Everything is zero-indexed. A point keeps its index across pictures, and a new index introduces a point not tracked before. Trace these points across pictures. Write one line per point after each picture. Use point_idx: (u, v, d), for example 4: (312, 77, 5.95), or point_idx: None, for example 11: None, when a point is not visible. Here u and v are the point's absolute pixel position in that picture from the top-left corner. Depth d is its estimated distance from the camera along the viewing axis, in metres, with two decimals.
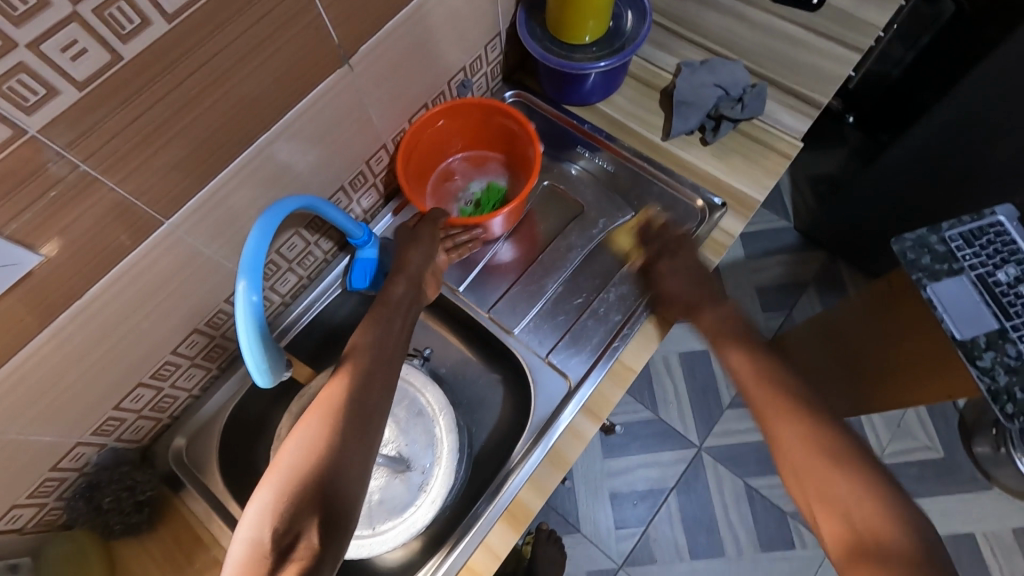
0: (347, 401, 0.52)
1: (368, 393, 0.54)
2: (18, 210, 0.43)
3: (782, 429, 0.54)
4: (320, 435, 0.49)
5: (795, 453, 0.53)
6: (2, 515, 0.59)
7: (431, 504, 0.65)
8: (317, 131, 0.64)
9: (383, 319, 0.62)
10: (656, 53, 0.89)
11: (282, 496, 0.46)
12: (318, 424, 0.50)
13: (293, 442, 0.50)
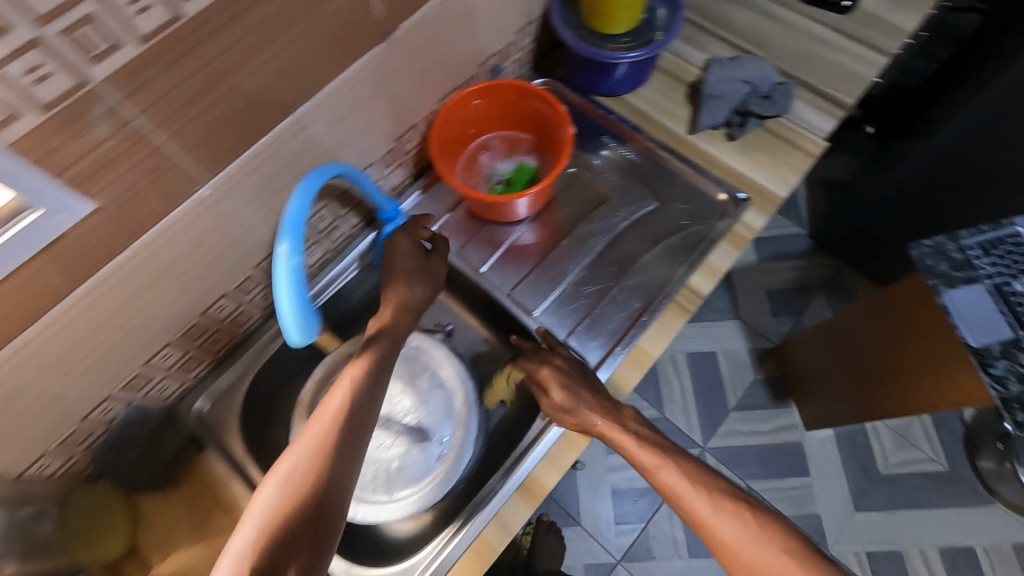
0: (337, 435, 0.53)
1: (358, 425, 0.55)
2: (77, 158, 0.44)
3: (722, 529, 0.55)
4: (307, 471, 0.51)
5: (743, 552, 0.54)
6: (33, 461, 0.60)
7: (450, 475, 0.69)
8: (353, 105, 0.65)
9: (377, 347, 0.63)
10: (684, 48, 0.90)
11: (264, 528, 0.47)
12: (305, 458, 0.51)
13: (280, 476, 0.51)
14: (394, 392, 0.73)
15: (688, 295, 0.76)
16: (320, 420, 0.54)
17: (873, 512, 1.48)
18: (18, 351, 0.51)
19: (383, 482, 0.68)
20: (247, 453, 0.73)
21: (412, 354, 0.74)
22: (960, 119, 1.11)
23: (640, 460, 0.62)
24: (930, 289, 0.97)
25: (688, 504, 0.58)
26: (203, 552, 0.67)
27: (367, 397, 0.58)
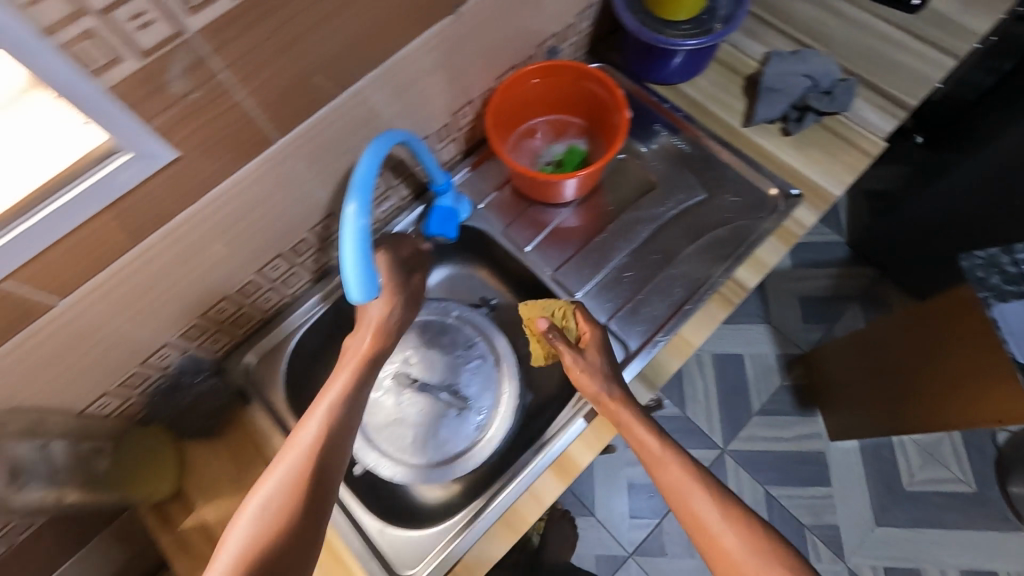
0: (312, 466, 0.55)
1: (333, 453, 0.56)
2: (166, 106, 0.46)
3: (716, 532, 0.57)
4: (281, 503, 0.53)
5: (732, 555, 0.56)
6: (94, 399, 0.63)
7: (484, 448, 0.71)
8: (416, 77, 0.66)
9: (358, 372, 0.62)
10: (744, 40, 0.89)
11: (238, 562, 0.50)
12: (282, 488, 0.53)
13: (255, 508, 0.53)
14: (433, 361, 0.76)
15: (733, 287, 0.75)
16: (295, 450, 0.55)
17: (894, 527, 1.46)
18: (94, 291, 0.53)
19: (417, 445, 0.71)
20: (290, 409, 0.75)
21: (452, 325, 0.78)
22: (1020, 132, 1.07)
23: (647, 452, 0.63)
24: (980, 301, 0.95)
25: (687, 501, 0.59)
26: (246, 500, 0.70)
27: (345, 425, 0.58)
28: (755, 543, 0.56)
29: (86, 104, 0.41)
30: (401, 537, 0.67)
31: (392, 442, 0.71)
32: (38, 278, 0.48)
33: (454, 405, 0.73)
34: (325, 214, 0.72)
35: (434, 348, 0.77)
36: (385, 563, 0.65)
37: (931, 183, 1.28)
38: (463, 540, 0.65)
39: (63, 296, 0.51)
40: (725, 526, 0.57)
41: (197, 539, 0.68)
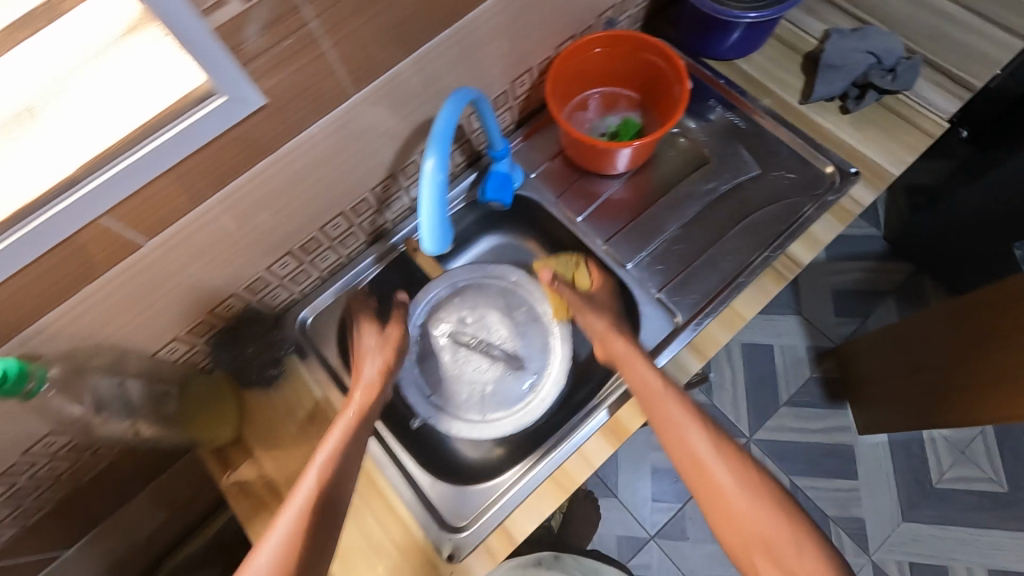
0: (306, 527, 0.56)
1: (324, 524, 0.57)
2: (261, 51, 0.48)
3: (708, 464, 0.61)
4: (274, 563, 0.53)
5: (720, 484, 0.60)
6: (165, 343, 0.66)
7: (538, 406, 0.74)
8: (481, 40, 0.67)
9: (350, 430, 0.63)
10: (803, 17, 0.88)
11: None
12: (271, 557, 0.54)
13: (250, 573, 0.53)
14: (490, 323, 0.79)
15: (786, 262, 0.76)
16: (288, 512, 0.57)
17: (921, 523, 1.44)
18: (178, 234, 0.56)
19: (477, 402, 0.75)
20: (344, 365, 0.77)
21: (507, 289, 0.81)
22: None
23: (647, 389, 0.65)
24: None
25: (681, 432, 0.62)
26: (303, 449, 0.72)
27: (336, 483, 0.60)
28: (748, 481, 0.59)
29: (193, 43, 0.43)
30: (451, 491, 0.69)
31: (453, 399, 0.75)
32: (133, 216, 0.50)
33: (510, 365, 0.77)
34: (386, 174, 0.73)
35: (492, 312, 0.80)
36: (437, 516, 0.67)
37: (977, 177, 1.23)
38: (511, 498, 0.67)
39: (151, 237, 0.54)
40: (721, 464, 0.60)
41: (256, 486, 0.71)
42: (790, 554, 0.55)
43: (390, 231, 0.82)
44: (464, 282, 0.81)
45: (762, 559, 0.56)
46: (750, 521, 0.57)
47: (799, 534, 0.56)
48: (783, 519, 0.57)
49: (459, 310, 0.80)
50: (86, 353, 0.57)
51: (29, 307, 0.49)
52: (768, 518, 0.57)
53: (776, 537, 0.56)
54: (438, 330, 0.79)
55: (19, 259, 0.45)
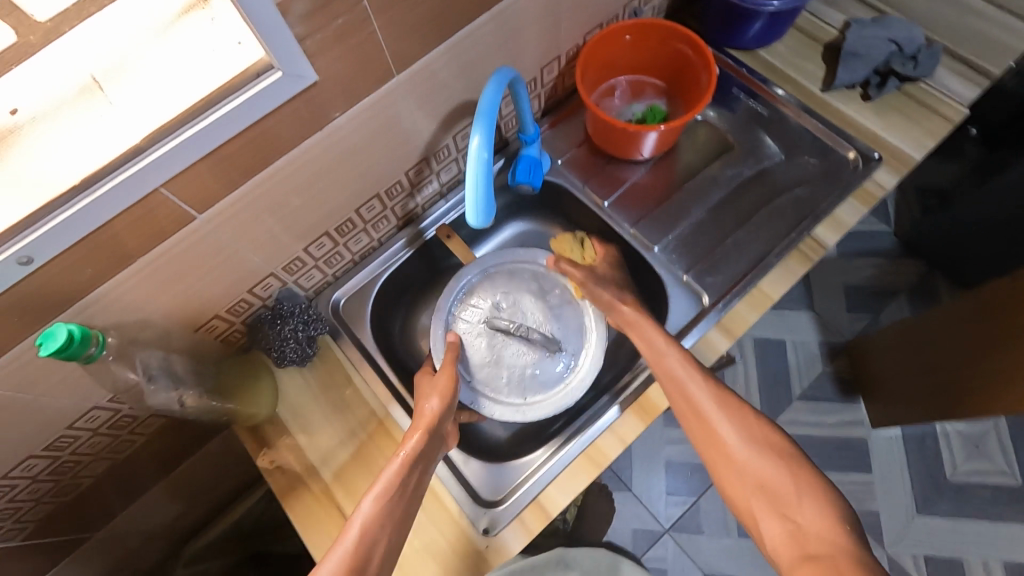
0: None
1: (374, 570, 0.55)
2: (316, 28, 0.49)
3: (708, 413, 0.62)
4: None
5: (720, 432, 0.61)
6: (206, 321, 0.67)
7: (579, 384, 0.75)
8: (518, 27, 0.68)
9: (394, 485, 0.60)
10: (823, 8, 0.90)
11: None
12: None
13: None
14: (524, 307, 0.81)
15: (811, 244, 0.77)
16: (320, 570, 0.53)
17: (934, 518, 1.40)
18: (227, 209, 0.57)
19: (516, 385, 0.76)
20: (375, 347, 0.79)
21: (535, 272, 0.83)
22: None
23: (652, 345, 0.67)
24: None
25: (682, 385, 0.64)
26: (340, 427, 0.74)
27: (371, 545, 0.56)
28: (757, 436, 0.61)
29: (260, 18, 0.44)
30: (485, 468, 0.70)
31: (493, 383, 0.76)
32: (187, 188, 0.52)
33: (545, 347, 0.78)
34: (421, 158, 0.75)
35: (526, 295, 0.82)
36: (472, 491, 0.69)
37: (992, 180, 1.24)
38: (544, 473, 0.68)
39: (204, 211, 0.55)
40: (730, 416, 0.62)
41: (292, 464, 0.72)
42: (793, 503, 0.55)
43: (421, 216, 0.84)
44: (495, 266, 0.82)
45: (765, 508, 0.57)
46: (754, 471, 0.58)
47: (807, 489, 0.56)
48: (792, 472, 0.57)
49: (492, 295, 0.81)
50: (137, 323, 0.59)
51: (91, 273, 0.51)
52: (768, 464, 0.58)
53: (781, 487, 0.57)
54: (472, 315, 0.80)
55: (90, 222, 0.47)
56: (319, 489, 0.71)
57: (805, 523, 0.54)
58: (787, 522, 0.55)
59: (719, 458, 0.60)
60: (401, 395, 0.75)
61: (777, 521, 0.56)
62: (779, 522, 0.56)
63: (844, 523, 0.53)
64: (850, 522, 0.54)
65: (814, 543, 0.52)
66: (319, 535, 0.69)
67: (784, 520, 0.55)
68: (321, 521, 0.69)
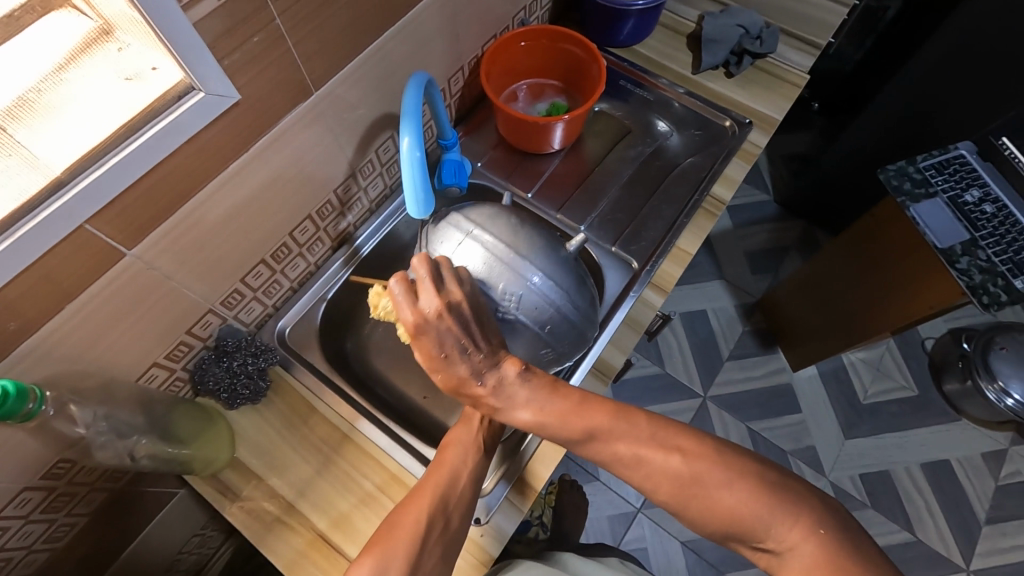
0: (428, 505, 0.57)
1: (454, 512, 0.58)
2: (233, 49, 0.51)
3: (663, 460, 0.56)
4: (404, 556, 0.53)
5: (669, 482, 0.56)
6: (144, 372, 0.63)
7: None
8: (423, 38, 0.73)
9: (471, 431, 0.65)
10: (679, 6, 1.04)
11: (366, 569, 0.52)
12: (400, 522, 0.55)
13: (380, 536, 0.55)
14: None
15: (713, 203, 0.88)
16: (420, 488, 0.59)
17: (861, 439, 1.57)
18: (157, 241, 0.55)
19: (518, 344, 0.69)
20: (331, 369, 0.77)
21: (450, 254, 0.68)
22: (900, 86, 1.28)
23: (568, 425, 0.58)
24: (900, 206, 1.14)
25: (635, 436, 0.58)
26: (308, 456, 0.71)
27: (456, 474, 0.61)
28: (701, 473, 0.55)
29: (179, 38, 0.45)
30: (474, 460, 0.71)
31: None
32: (113, 224, 0.50)
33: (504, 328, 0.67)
34: (346, 175, 0.76)
35: None
36: None
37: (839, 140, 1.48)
38: (524, 451, 0.71)
39: (135, 244, 0.53)
40: (657, 480, 0.56)
41: (265, 509, 0.68)
42: (759, 535, 0.54)
43: (354, 234, 0.85)
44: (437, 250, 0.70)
45: (736, 543, 0.57)
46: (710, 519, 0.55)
47: (771, 506, 0.53)
48: (750, 498, 0.54)
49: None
50: (70, 379, 0.54)
51: (20, 323, 0.47)
52: (739, 499, 0.54)
53: (749, 521, 0.54)
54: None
55: (10, 269, 0.44)
56: (302, 525, 0.68)
57: (780, 552, 0.53)
58: (761, 551, 0.55)
59: (695, 508, 0.55)
60: (365, 409, 0.74)
61: (750, 551, 0.56)
62: (757, 551, 0.56)
63: (813, 524, 0.53)
64: (821, 518, 0.53)
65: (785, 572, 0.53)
66: (306, 570, 0.65)
67: (758, 550, 0.55)
68: (310, 561, 0.66)
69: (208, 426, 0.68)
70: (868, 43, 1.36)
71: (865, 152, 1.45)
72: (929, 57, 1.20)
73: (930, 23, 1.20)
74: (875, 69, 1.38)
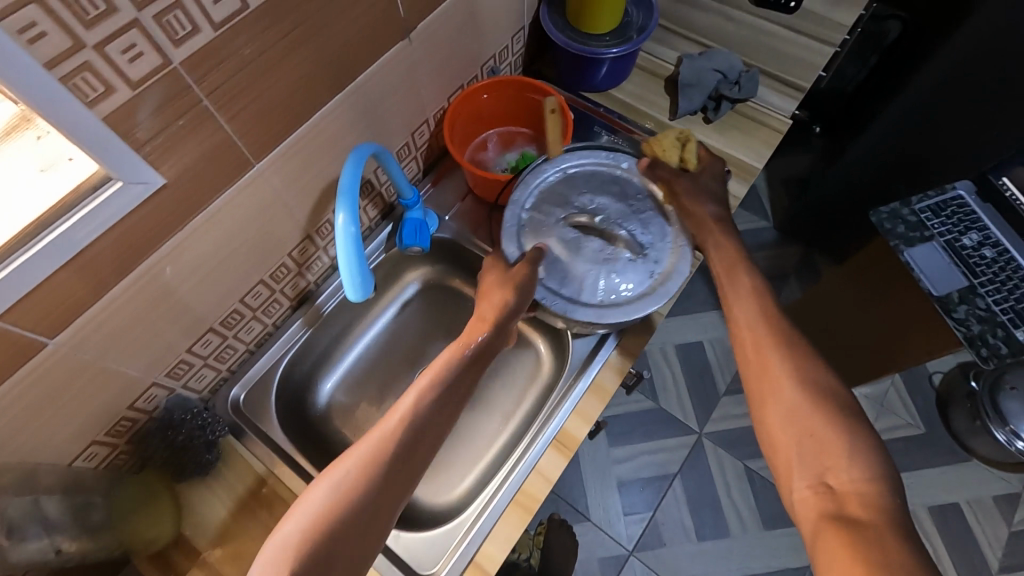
0: (384, 462, 0.58)
1: (408, 439, 0.60)
2: (153, 134, 0.49)
3: (792, 379, 0.59)
4: (347, 489, 0.55)
5: (789, 394, 0.58)
6: (83, 451, 0.62)
7: (665, 289, 0.72)
8: (377, 97, 0.71)
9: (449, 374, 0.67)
10: (656, 47, 1.01)
11: (312, 530, 0.52)
12: (346, 482, 0.56)
13: (322, 492, 0.55)
14: (604, 210, 0.77)
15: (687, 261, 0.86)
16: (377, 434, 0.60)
17: None
18: (83, 327, 0.54)
19: (594, 286, 0.73)
20: (287, 437, 0.75)
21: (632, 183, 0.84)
22: (896, 112, 1.19)
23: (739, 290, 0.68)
24: (893, 249, 1.09)
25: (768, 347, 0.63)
26: (253, 529, 0.69)
27: (419, 428, 0.61)
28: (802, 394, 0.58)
29: (85, 133, 0.43)
30: (415, 540, 0.69)
31: (572, 277, 0.73)
32: (27, 316, 0.48)
33: (611, 256, 0.74)
34: (303, 236, 0.74)
35: (607, 197, 0.78)
36: (404, 566, 0.68)
37: (836, 162, 1.37)
38: (477, 533, 0.69)
39: (57, 333, 0.52)
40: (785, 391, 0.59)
41: None
42: (829, 463, 0.54)
43: (315, 292, 0.83)
44: (576, 168, 0.80)
45: (800, 461, 0.55)
46: (794, 430, 0.57)
47: None
48: None
49: (572, 193, 0.79)
50: None
51: None
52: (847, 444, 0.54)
53: (828, 455, 0.54)
54: (549, 214, 0.77)
55: None
56: None
57: (842, 485, 0.52)
58: (822, 489, 0.53)
59: (809, 421, 0.56)
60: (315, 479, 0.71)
61: (808, 484, 0.54)
62: (813, 480, 0.54)
63: None
64: None
65: (849, 509, 0.50)
66: None
67: (821, 487, 0.53)
68: None
69: (151, 506, 0.66)
70: (873, 58, 1.20)
71: (865, 177, 1.35)
72: (923, 86, 1.12)
73: (923, 49, 1.10)
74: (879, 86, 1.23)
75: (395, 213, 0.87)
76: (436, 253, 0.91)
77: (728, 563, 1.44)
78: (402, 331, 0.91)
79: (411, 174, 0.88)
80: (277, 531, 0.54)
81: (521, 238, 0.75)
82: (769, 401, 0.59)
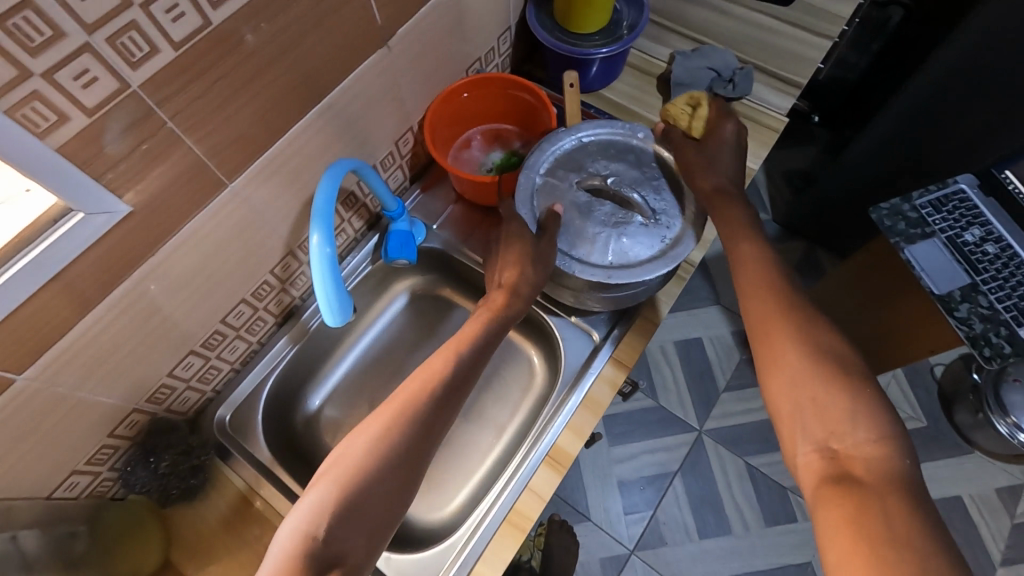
0: (410, 424, 0.57)
1: (427, 410, 0.59)
2: (114, 161, 0.46)
3: (796, 354, 0.56)
4: (368, 451, 0.55)
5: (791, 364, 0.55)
6: (63, 481, 0.60)
7: (675, 253, 0.70)
8: (358, 107, 0.68)
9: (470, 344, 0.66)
10: (650, 44, 0.98)
11: (340, 488, 0.52)
12: (371, 443, 0.55)
13: (349, 452, 0.55)
14: (619, 177, 0.75)
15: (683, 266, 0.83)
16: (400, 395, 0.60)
17: None
18: (53, 360, 0.51)
19: (605, 248, 0.71)
20: (274, 458, 0.74)
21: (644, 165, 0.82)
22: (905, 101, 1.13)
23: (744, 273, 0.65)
24: (893, 247, 1.07)
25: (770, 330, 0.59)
26: (240, 553, 0.67)
27: (444, 394, 0.61)
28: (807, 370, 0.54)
29: (37, 164, 0.41)
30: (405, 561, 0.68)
31: (583, 240, 0.71)
32: None
33: (623, 219, 0.72)
34: (284, 253, 0.72)
35: (623, 165, 0.76)
36: None
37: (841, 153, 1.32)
38: (468, 555, 0.67)
39: (25, 368, 0.49)
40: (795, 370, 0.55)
41: None
42: (832, 430, 0.51)
43: (301, 308, 0.81)
44: (591, 136, 0.78)
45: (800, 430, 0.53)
46: (797, 396, 0.54)
47: None
48: None
49: (588, 160, 0.76)
50: None
51: None
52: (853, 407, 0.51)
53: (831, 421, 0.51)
54: (564, 180, 0.75)
55: None
56: None
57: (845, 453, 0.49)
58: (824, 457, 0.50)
59: (811, 385, 0.53)
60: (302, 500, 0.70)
61: (810, 449, 0.51)
62: (816, 446, 0.51)
63: None
64: None
65: (852, 474, 0.48)
66: None
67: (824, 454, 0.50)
68: None
69: (135, 534, 0.65)
70: (875, 45, 1.21)
71: (871, 169, 1.30)
72: (932, 74, 1.07)
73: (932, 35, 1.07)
74: (889, 71, 1.22)
75: (381, 223, 0.85)
76: (424, 263, 0.89)
77: (730, 561, 1.43)
78: (391, 344, 0.89)
79: (398, 181, 0.86)
80: (301, 500, 0.53)
81: (534, 200, 0.74)
82: (770, 369, 0.57)
